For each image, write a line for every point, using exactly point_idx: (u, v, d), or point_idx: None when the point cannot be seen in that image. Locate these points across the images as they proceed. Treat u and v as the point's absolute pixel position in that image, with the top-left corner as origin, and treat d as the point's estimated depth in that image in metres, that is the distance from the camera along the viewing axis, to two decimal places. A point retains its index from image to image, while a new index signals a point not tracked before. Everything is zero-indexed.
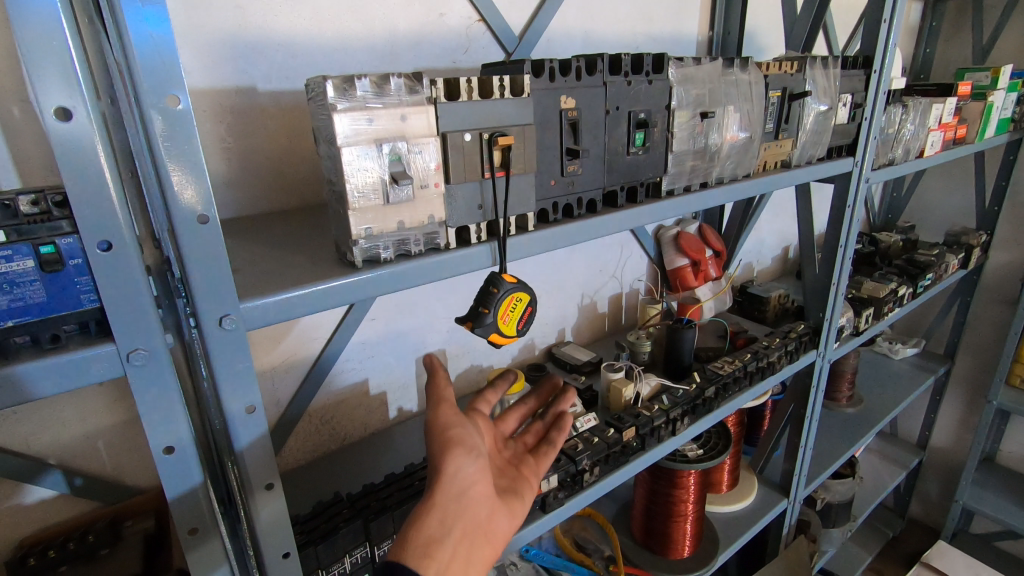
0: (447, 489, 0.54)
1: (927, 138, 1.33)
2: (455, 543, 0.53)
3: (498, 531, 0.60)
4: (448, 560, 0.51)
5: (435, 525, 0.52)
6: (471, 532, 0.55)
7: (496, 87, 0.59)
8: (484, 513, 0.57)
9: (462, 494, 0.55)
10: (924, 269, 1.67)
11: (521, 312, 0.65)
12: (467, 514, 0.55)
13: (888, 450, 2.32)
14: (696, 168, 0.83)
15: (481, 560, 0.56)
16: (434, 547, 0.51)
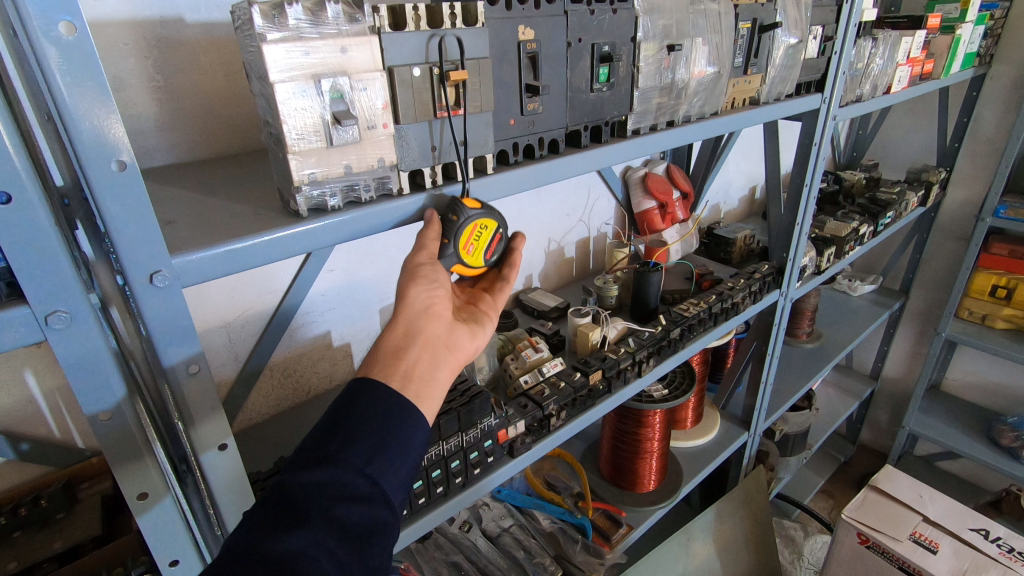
0: (411, 309, 0.56)
1: (895, 74, 1.31)
2: (421, 352, 0.55)
3: (465, 346, 0.60)
4: (412, 365, 0.54)
5: (398, 337, 0.55)
6: (436, 344, 0.57)
7: (446, 16, 0.54)
8: (449, 327, 0.59)
9: (426, 314, 0.57)
10: (885, 207, 1.70)
11: (487, 238, 0.61)
12: (431, 330, 0.56)
13: (843, 381, 2.43)
14: (662, 106, 0.80)
15: (449, 368, 0.57)
16: (399, 355, 0.54)
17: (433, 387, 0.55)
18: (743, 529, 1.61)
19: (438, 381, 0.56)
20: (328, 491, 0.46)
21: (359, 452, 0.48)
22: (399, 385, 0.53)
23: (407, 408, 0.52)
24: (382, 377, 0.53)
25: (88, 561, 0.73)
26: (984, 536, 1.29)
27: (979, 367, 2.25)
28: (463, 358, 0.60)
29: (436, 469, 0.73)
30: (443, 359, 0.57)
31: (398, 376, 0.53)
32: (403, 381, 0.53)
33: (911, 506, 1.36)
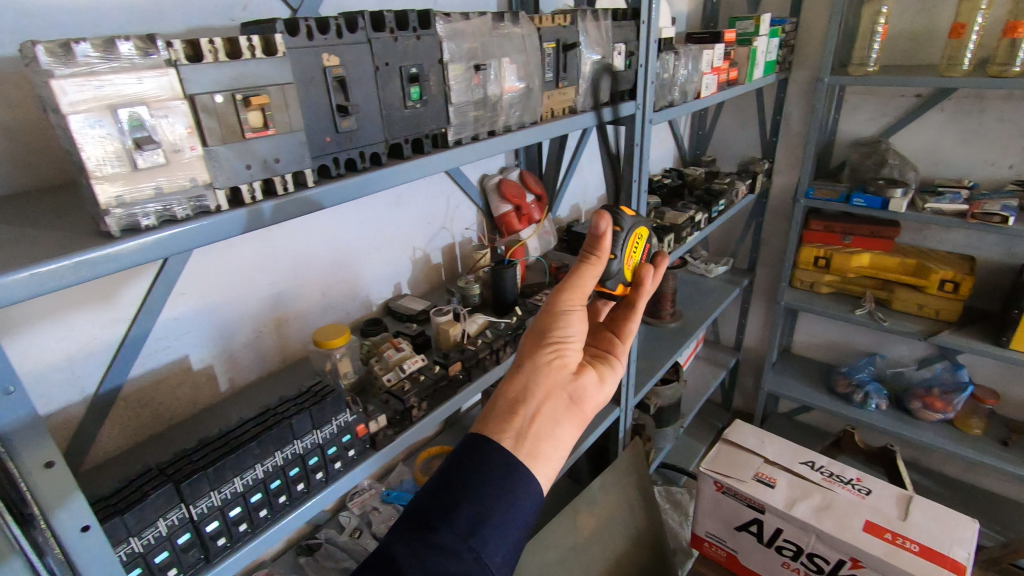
0: (539, 357, 0.64)
1: (700, 81, 1.52)
2: (541, 404, 0.61)
3: (593, 395, 0.66)
4: (528, 420, 0.60)
5: (519, 390, 0.62)
6: (557, 397, 0.63)
7: (244, 48, 0.60)
8: (574, 378, 0.65)
9: (551, 365, 0.64)
10: (717, 196, 1.94)
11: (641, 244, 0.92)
12: (554, 378, 0.64)
13: (712, 355, 2.70)
14: (479, 118, 0.90)
15: (570, 420, 0.63)
16: (519, 406, 0.61)
17: (555, 439, 0.61)
18: (628, 498, 1.75)
19: (559, 439, 0.61)
20: (430, 563, 0.53)
21: (461, 526, 0.55)
22: (513, 443, 0.59)
23: (517, 470, 0.58)
24: (497, 434, 0.60)
25: None
26: (811, 466, 1.53)
27: (816, 328, 2.60)
28: (586, 413, 0.66)
29: (293, 467, 0.78)
30: (563, 414, 0.62)
31: (512, 434, 0.60)
32: (516, 438, 0.60)
33: (754, 451, 1.58)
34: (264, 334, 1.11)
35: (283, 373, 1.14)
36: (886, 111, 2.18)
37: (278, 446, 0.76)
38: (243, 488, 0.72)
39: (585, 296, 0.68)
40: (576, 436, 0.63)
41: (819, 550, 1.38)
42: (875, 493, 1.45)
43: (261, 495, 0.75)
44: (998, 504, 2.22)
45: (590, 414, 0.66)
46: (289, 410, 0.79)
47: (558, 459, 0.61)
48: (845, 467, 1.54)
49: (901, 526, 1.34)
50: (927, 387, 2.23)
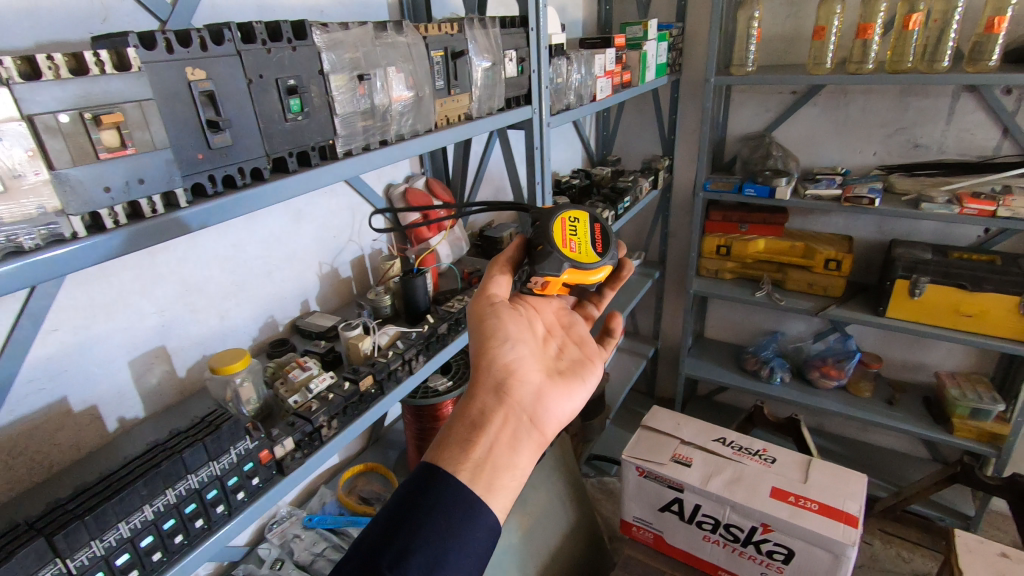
0: (492, 382, 0.75)
1: (595, 85, 1.58)
2: (498, 428, 0.71)
3: (542, 419, 0.76)
4: (486, 449, 0.68)
5: (477, 414, 0.72)
6: (511, 423, 0.72)
7: (91, 63, 0.56)
8: (526, 402, 0.75)
9: (502, 392, 0.74)
10: (622, 194, 2.02)
11: (582, 227, 0.90)
12: (507, 406, 0.73)
13: (633, 345, 2.81)
14: (368, 128, 0.89)
15: (525, 443, 0.72)
16: (477, 433, 0.69)
17: (513, 461, 0.69)
18: (559, 493, 1.79)
19: (513, 468, 0.68)
20: None
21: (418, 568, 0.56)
22: (471, 476, 0.64)
23: (475, 506, 0.62)
24: (456, 465, 0.65)
25: None
26: (722, 442, 1.63)
27: (724, 312, 2.77)
28: (540, 439, 0.75)
29: (189, 504, 0.73)
30: (517, 437, 0.71)
31: (470, 466, 0.65)
32: (473, 471, 0.65)
33: (671, 434, 1.66)
34: (155, 367, 1.04)
35: (181, 405, 1.07)
36: (768, 107, 2.35)
37: (169, 483, 0.71)
38: (131, 533, 0.67)
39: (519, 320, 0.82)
40: (530, 463, 0.71)
41: (733, 520, 1.46)
42: (779, 460, 1.56)
43: (154, 538, 0.70)
44: (888, 457, 2.45)
45: (543, 435, 0.76)
46: (181, 443, 0.75)
47: (517, 481, 0.68)
48: (753, 440, 1.66)
49: (802, 488, 1.46)
50: (822, 358, 2.43)
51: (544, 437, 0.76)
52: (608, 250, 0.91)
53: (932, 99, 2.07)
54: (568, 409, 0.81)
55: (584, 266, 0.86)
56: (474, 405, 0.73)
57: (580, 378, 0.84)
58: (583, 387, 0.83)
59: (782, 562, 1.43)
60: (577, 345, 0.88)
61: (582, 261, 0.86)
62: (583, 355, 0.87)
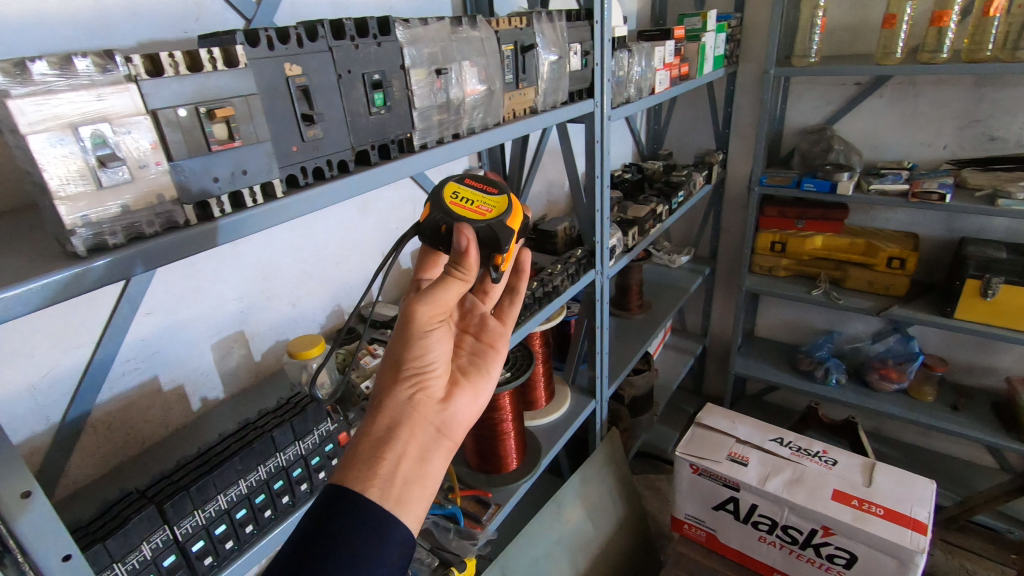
0: (399, 396, 0.65)
1: (654, 77, 1.57)
2: (408, 442, 0.63)
3: (454, 424, 0.69)
4: (396, 464, 0.61)
5: (383, 430, 0.63)
6: (422, 434, 0.65)
7: (205, 60, 0.59)
8: (436, 409, 0.67)
9: (412, 402, 0.65)
10: (677, 188, 2.00)
11: (467, 191, 0.79)
12: (417, 416, 0.65)
13: (681, 342, 2.77)
14: (443, 121, 0.91)
15: (435, 452, 0.65)
16: (383, 448, 0.62)
17: (426, 472, 0.63)
18: (609, 488, 1.79)
19: (427, 479, 0.63)
20: None
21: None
22: (381, 493, 0.59)
23: (386, 521, 0.57)
24: (363, 487, 0.58)
25: None
26: (780, 442, 1.60)
27: (777, 310, 2.70)
28: (452, 445, 0.69)
29: (277, 481, 0.77)
30: (429, 447, 0.65)
31: (379, 483, 0.59)
32: (383, 488, 0.59)
33: (726, 432, 1.64)
34: (235, 350, 1.09)
35: (257, 387, 1.12)
36: (830, 99, 2.28)
37: (260, 461, 0.75)
38: (228, 505, 0.72)
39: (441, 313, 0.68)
40: (442, 472, 0.65)
41: (792, 521, 1.44)
42: (840, 463, 1.52)
43: (246, 512, 0.74)
44: (952, 465, 2.35)
45: (456, 440, 0.69)
46: (270, 422, 0.79)
47: (429, 494, 0.63)
48: (812, 441, 1.62)
49: (866, 492, 1.42)
50: (882, 359, 2.34)
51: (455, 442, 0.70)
52: (497, 184, 0.81)
53: (1010, 89, 1.96)
54: (477, 407, 0.74)
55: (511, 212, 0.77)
56: (380, 419, 0.64)
57: (482, 373, 0.77)
58: (488, 383, 0.77)
59: (843, 566, 1.40)
60: (478, 335, 0.81)
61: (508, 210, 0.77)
62: (484, 346, 0.81)
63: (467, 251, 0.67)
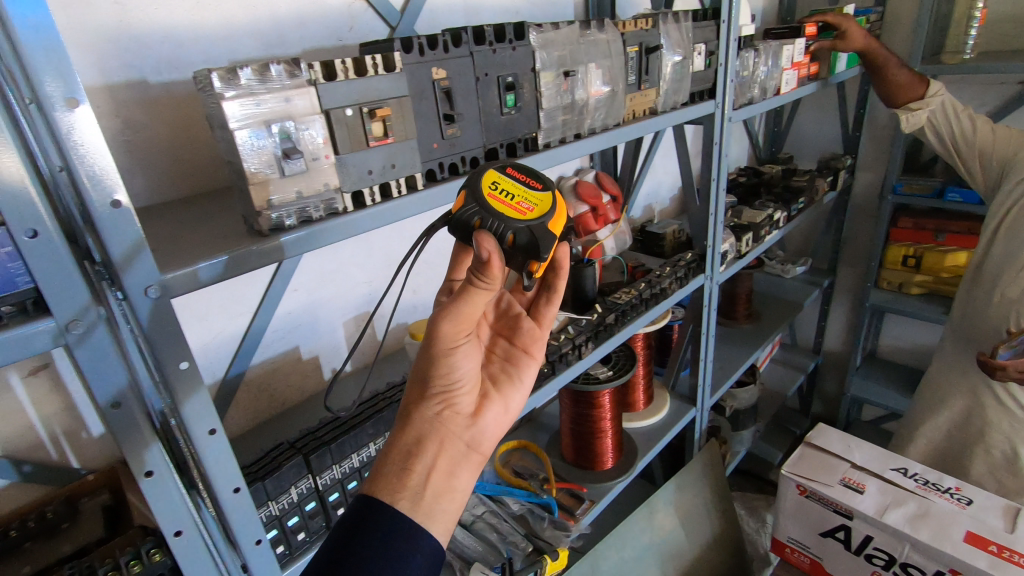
0: (425, 415, 0.65)
1: (781, 77, 1.50)
2: (436, 458, 0.64)
3: (483, 438, 0.69)
4: (424, 477, 0.62)
5: (413, 445, 0.64)
6: (449, 450, 0.65)
7: (369, 66, 0.67)
8: (463, 424, 0.67)
9: (437, 418, 0.66)
10: (797, 194, 1.89)
11: (509, 183, 0.68)
12: (445, 431, 0.66)
13: (790, 358, 2.61)
14: (567, 121, 0.95)
15: (463, 465, 0.66)
16: (411, 462, 0.63)
17: (454, 491, 0.64)
18: (704, 499, 1.74)
19: (453, 491, 0.63)
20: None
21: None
22: (411, 504, 0.60)
23: (415, 532, 0.58)
24: (391, 497, 0.60)
25: (103, 551, 0.71)
26: (903, 473, 1.47)
27: (906, 331, 2.46)
28: (480, 459, 0.69)
29: None
30: (457, 463, 0.65)
31: (408, 494, 0.60)
32: (413, 499, 0.60)
33: (840, 455, 1.54)
34: (362, 328, 1.20)
35: (379, 364, 1.23)
36: (985, 100, 2.05)
37: (388, 428, 0.84)
38: (359, 464, 0.81)
39: (465, 325, 0.63)
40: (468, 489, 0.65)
41: (914, 560, 1.32)
42: (976, 503, 1.37)
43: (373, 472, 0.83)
44: None
45: (484, 454, 0.70)
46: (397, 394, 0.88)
47: (456, 508, 0.64)
48: (943, 476, 1.47)
49: (1007, 538, 1.26)
50: None
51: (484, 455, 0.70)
52: (542, 181, 0.71)
53: None
54: (509, 418, 0.74)
55: (552, 215, 0.68)
56: (407, 432, 0.65)
57: (512, 380, 0.77)
58: (520, 392, 0.76)
59: None
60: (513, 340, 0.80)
61: (551, 211, 0.68)
62: (518, 350, 0.79)
63: (491, 264, 0.57)
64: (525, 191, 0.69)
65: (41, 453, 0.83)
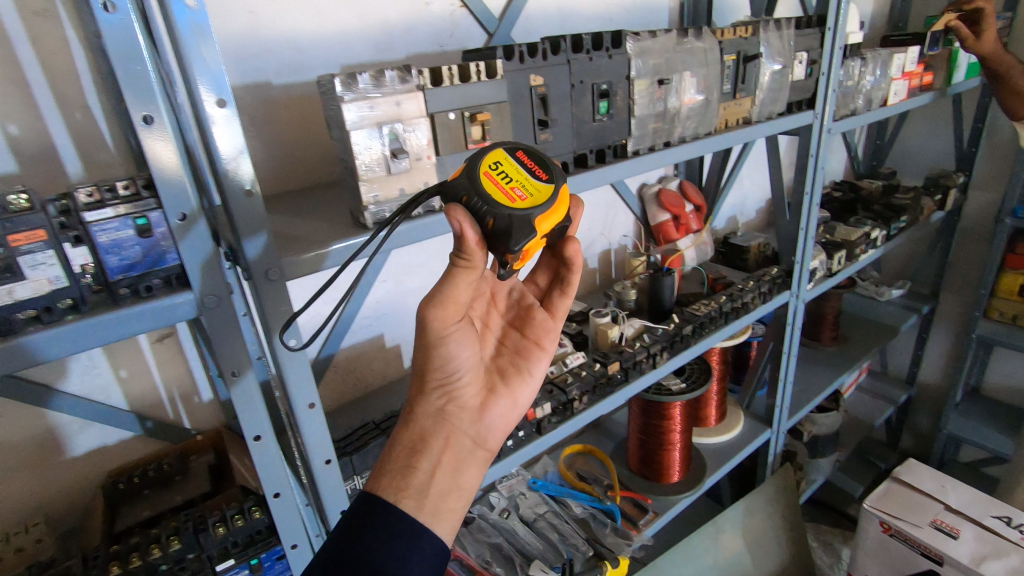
0: (426, 410, 0.62)
1: (889, 88, 1.41)
2: (439, 455, 0.62)
3: (490, 434, 0.66)
4: (427, 475, 0.60)
5: (415, 441, 0.61)
6: (453, 445, 0.63)
7: (473, 72, 0.71)
8: (467, 420, 0.64)
9: (439, 413, 0.63)
10: (899, 212, 1.77)
11: (512, 166, 0.58)
12: (449, 426, 0.63)
13: (878, 387, 2.44)
14: (658, 129, 0.95)
15: (469, 461, 0.64)
16: (414, 460, 0.61)
17: (459, 490, 0.62)
18: (774, 526, 1.66)
19: (459, 489, 0.62)
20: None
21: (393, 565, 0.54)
22: (415, 503, 0.58)
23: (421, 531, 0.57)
24: (395, 494, 0.58)
25: (209, 504, 0.79)
26: (1006, 522, 1.34)
27: (1018, 368, 2.23)
28: (487, 455, 0.67)
29: None
30: (462, 459, 0.63)
31: (412, 493, 0.58)
32: (418, 499, 0.58)
33: (933, 496, 1.44)
34: None
35: None
36: None
37: None
38: None
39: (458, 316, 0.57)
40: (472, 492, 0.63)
41: None
42: None
43: None
44: None
45: (491, 448, 0.67)
46: None
47: (462, 504, 0.62)
48: None
49: None
50: None
51: (491, 451, 0.68)
52: (553, 171, 0.59)
53: None
54: (518, 412, 0.70)
55: (547, 211, 0.56)
56: (408, 428, 0.62)
57: (522, 373, 0.71)
58: (530, 385, 0.72)
59: None
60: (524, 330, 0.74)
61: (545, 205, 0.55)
62: (530, 341, 0.73)
63: (466, 239, 0.51)
64: (527, 177, 0.58)
65: (160, 411, 0.93)
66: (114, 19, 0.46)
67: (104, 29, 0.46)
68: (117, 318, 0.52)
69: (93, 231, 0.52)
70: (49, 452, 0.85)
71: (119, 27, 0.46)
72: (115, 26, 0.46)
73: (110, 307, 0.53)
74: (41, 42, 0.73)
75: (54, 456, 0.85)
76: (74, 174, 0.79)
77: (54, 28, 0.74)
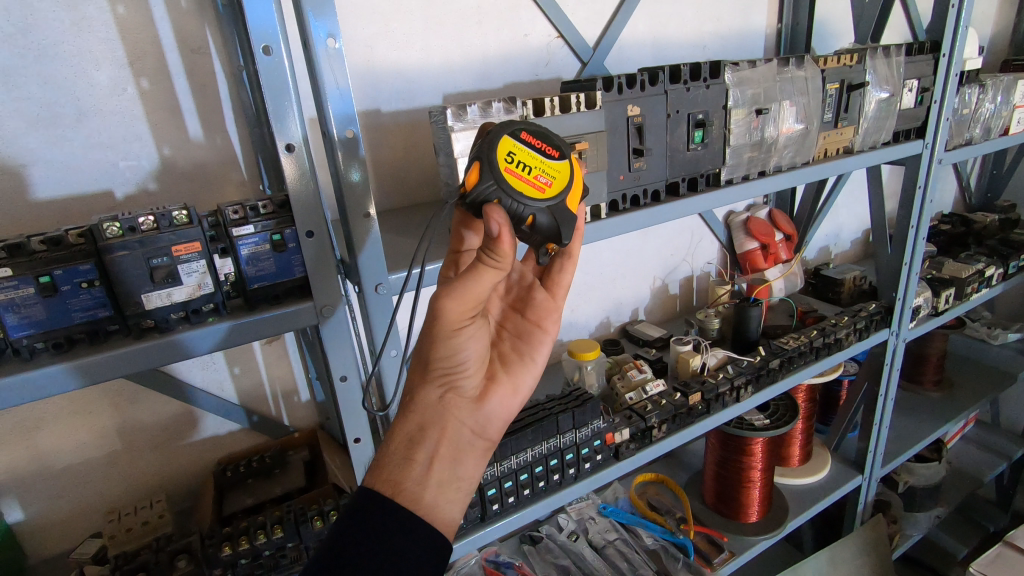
0: (426, 399, 0.59)
1: (1011, 116, 1.31)
2: (438, 446, 0.58)
3: (492, 424, 0.63)
4: (425, 466, 0.57)
5: (414, 432, 0.59)
6: (452, 436, 0.60)
7: (574, 103, 0.73)
8: (467, 409, 0.61)
9: (438, 402, 0.60)
10: (1019, 249, 1.61)
11: (526, 150, 0.55)
12: (449, 415, 0.60)
13: (988, 440, 2.21)
14: (753, 158, 0.93)
15: (469, 452, 0.61)
16: (413, 451, 0.58)
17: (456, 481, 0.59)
18: None
19: (458, 481, 0.59)
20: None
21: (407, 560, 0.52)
22: (410, 495, 0.55)
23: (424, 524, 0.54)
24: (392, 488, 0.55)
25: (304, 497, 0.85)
26: None
27: None
28: (487, 445, 0.63)
29: (552, 458, 0.91)
30: (460, 451, 0.60)
31: (409, 485, 0.56)
32: (412, 493, 0.55)
33: None
34: None
35: None
36: None
37: (545, 437, 0.90)
38: (518, 465, 0.88)
39: (469, 307, 0.54)
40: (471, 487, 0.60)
41: None
42: None
43: (528, 475, 0.89)
44: None
45: (492, 438, 0.64)
46: (556, 408, 0.94)
47: (461, 498, 0.59)
48: None
49: None
50: None
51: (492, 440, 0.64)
52: (556, 143, 0.58)
53: None
54: (518, 401, 0.66)
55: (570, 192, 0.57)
56: (407, 417, 0.59)
57: (525, 359, 0.67)
58: (532, 372, 0.67)
59: None
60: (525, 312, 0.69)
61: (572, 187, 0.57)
62: (531, 324, 0.68)
63: (501, 240, 0.49)
64: (540, 158, 0.56)
65: (264, 406, 1.01)
66: (269, 62, 0.53)
67: (262, 71, 0.52)
68: (251, 323, 0.59)
69: (239, 245, 0.59)
70: (171, 435, 0.95)
71: (273, 69, 0.53)
72: (270, 68, 0.53)
73: (245, 312, 0.60)
74: (196, 75, 0.84)
75: (175, 439, 0.95)
76: (211, 189, 0.89)
77: (207, 64, 0.84)
